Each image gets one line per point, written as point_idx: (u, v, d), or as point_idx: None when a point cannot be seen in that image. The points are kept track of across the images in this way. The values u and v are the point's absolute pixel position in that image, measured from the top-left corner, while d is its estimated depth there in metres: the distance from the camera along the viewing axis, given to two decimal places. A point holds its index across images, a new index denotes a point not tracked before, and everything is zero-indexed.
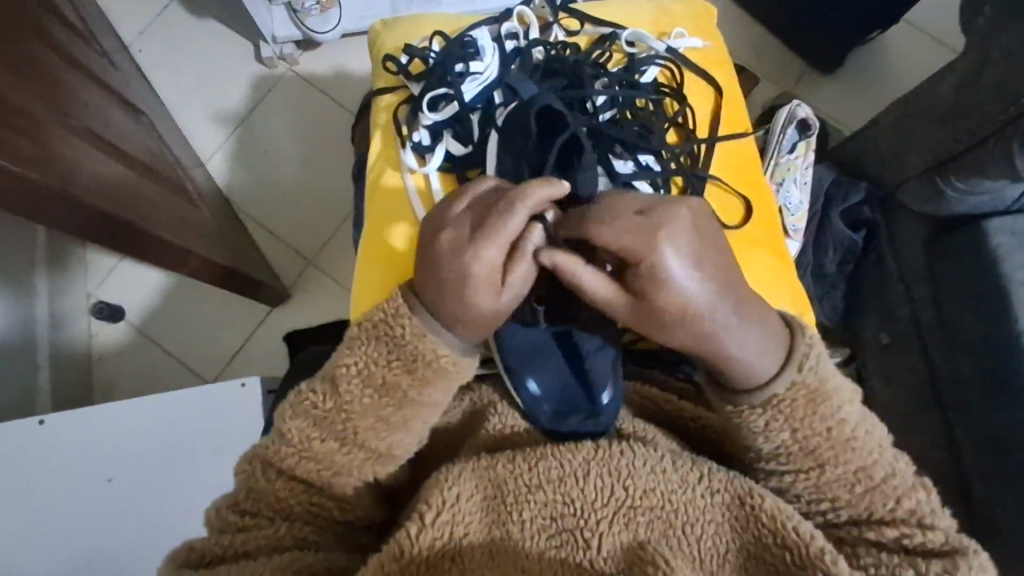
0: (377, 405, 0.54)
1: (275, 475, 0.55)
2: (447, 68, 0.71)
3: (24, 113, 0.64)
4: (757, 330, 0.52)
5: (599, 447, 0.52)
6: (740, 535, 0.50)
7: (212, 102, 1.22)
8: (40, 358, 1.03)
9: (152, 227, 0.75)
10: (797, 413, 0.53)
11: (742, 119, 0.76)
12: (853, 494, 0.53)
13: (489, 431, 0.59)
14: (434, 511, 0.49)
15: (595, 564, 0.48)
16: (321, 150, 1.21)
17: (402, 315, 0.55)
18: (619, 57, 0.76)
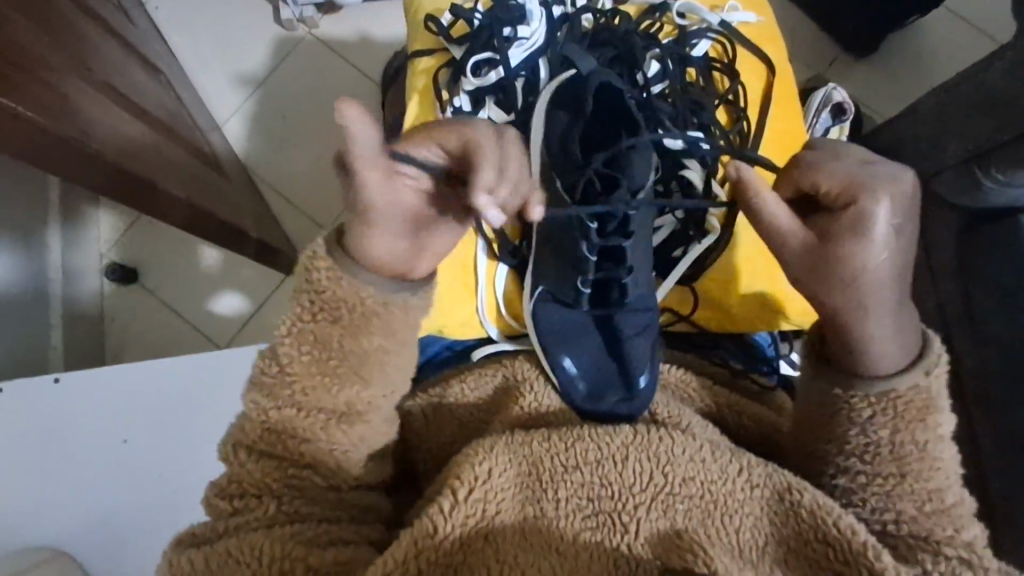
0: (320, 362, 0.52)
1: (245, 458, 0.53)
2: (494, 31, 0.71)
3: (39, 62, 0.61)
4: (905, 328, 0.53)
5: (637, 432, 0.52)
6: (778, 528, 0.50)
7: (229, 64, 1.19)
8: (51, 315, 1.02)
9: (171, 186, 0.73)
10: (908, 416, 0.53)
11: (792, 97, 0.76)
12: (921, 510, 0.52)
13: (521, 408, 0.58)
14: (468, 487, 0.48)
15: (632, 549, 0.48)
16: (345, 115, 1.19)
17: (319, 258, 0.50)
18: (669, 29, 0.76)
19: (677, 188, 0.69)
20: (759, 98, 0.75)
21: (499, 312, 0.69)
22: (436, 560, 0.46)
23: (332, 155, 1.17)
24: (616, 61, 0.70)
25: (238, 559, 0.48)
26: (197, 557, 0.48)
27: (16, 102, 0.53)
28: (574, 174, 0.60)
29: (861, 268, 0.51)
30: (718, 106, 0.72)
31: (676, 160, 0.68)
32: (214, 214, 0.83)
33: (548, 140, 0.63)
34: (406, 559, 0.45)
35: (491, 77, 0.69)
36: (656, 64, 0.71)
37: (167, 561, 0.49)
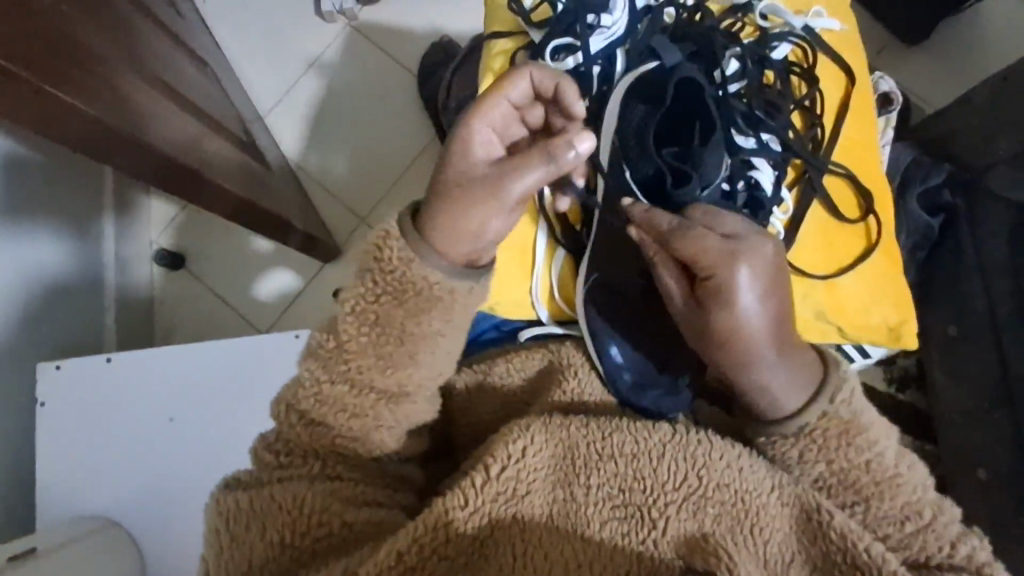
0: (376, 343, 0.53)
1: (296, 419, 0.54)
2: (578, 17, 0.69)
3: (98, 58, 0.65)
4: (791, 363, 0.54)
5: (676, 431, 0.52)
6: (806, 547, 0.50)
7: (273, 46, 1.22)
8: (107, 299, 1.08)
9: (214, 174, 0.77)
10: (829, 442, 0.56)
11: (868, 109, 0.74)
12: (903, 532, 0.55)
13: (562, 393, 0.59)
14: (501, 464, 0.49)
15: (657, 546, 0.48)
16: (408, 100, 1.20)
17: (392, 237, 0.52)
18: (750, 30, 0.74)
19: (744, 186, 0.66)
20: (838, 107, 0.73)
21: (552, 296, 0.68)
22: (463, 534, 0.47)
23: (386, 143, 1.19)
24: (694, 57, 0.69)
25: (279, 504, 0.50)
26: (242, 499, 0.51)
27: (78, 105, 0.57)
28: (646, 168, 0.62)
29: (733, 330, 0.53)
30: (794, 111, 0.71)
31: (743, 160, 0.66)
32: (258, 201, 0.87)
33: (623, 130, 0.63)
34: (435, 526, 0.47)
35: (568, 62, 0.69)
36: (735, 63, 0.69)
37: (216, 500, 0.51)
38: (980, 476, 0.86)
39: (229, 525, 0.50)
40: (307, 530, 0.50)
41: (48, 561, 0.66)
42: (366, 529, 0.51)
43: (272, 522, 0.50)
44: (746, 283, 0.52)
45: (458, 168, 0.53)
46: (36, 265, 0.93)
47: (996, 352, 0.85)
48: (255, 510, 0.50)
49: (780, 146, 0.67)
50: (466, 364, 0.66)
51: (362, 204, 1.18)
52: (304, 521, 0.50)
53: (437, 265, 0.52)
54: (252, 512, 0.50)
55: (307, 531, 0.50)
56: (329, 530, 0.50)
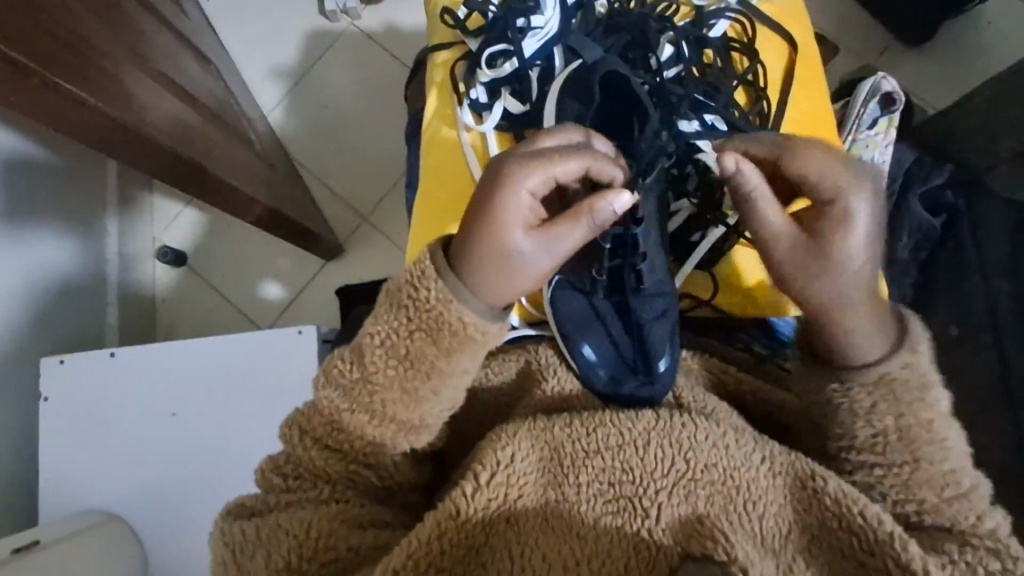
0: (403, 377, 0.52)
1: (310, 444, 0.54)
2: (508, 23, 0.71)
3: (102, 52, 0.65)
4: (872, 318, 0.53)
5: (660, 417, 0.52)
6: (801, 515, 0.50)
7: (274, 45, 1.23)
8: (109, 296, 1.09)
9: (216, 167, 0.77)
10: (906, 398, 0.52)
11: (817, 75, 0.75)
12: (941, 496, 0.51)
13: (544, 391, 0.59)
14: (490, 471, 0.49)
15: (653, 534, 0.48)
16: (381, 80, 1.21)
17: (427, 278, 0.52)
18: (686, 11, 0.76)
19: (695, 167, 0.68)
20: (784, 78, 0.74)
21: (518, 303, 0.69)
22: (464, 532, 0.48)
23: (364, 127, 1.20)
24: (630, 48, 0.71)
25: (286, 530, 0.50)
26: (250, 530, 0.51)
27: (81, 98, 0.57)
28: None
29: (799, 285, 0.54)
30: (737, 87, 0.71)
31: (689, 144, 0.67)
32: (260, 197, 0.87)
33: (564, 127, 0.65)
34: (430, 540, 0.47)
35: (506, 68, 0.70)
36: (670, 48, 0.71)
37: (220, 531, 0.51)
38: (981, 476, 0.86)
39: (236, 555, 0.50)
40: (313, 555, 0.50)
41: (44, 557, 0.66)
42: (369, 554, 0.51)
43: (276, 548, 0.49)
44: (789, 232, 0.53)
45: (498, 236, 0.51)
46: (39, 261, 0.93)
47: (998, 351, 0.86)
48: (262, 539, 0.50)
49: (728, 126, 0.68)
50: None
51: (364, 200, 1.19)
52: (310, 546, 0.50)
53: (476, 309, 0.52)
54: (258, 540, 0.50)
55: (313, 555, 0.49)
56: (337, 554, 0.50)
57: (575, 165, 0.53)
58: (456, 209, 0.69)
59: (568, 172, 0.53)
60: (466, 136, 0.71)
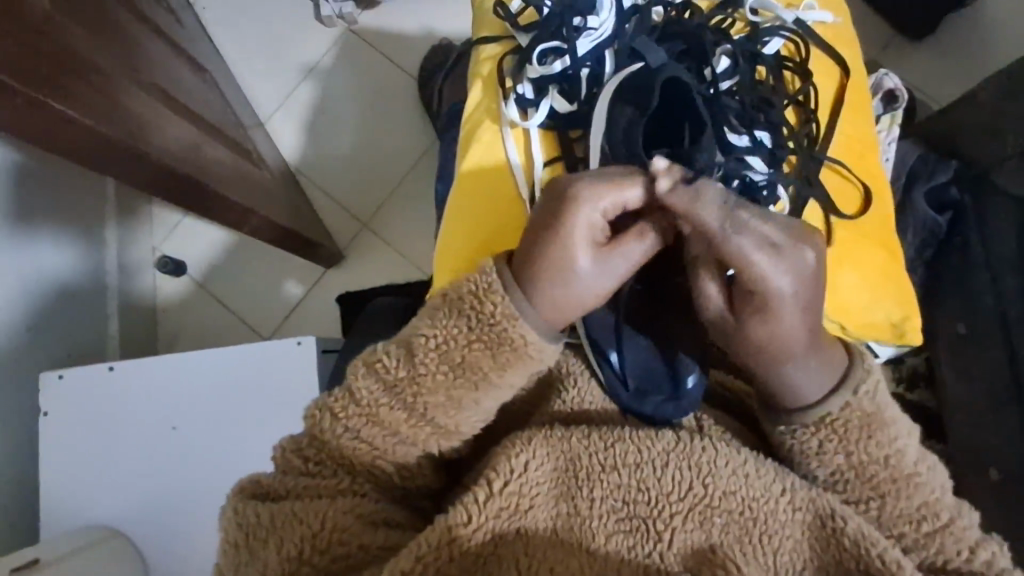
0: (450, 383, 0.51)
1: (341, 431, 0.52)
2: (564, 21, 0.69)
3: (94, 67, 0.65)
4: (818, 360, 0.50)
5: (680, 439, 0.51)
6: (818, 554, 0.49)
7: (271, 51, 1.22)
8: (110, 307, 1.08)
9: (212, 180, 0.76)
10: (852, 437, 0.51)
11: (864, 101, 0.74)
12: (920, 532, 0.51)
13: (562, 403, 0.58)
14: (502, 480, 0.48)
15: (663, 559, 0.48)
16: (401, 96, 1.20)
17: (494, 291, 0.50)
18: (740, 26, 0.73)
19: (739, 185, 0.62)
20: (834, 97, 0.72)
21: None
22: (468, 549, 0.47)
23: (382, 146, 1.19)
24: (683, 57, 0.68)
25: (300, 519, 0.49)
26: (266, 513, 0.50)
27: (72, 115, 0.56)
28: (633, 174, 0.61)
29: (756, 339, 0.50)
30: (787, 106, 0.69)
31: (738, 158, 0.62)
32: (258, 207, 0.86)
33: (610, 132, 0.62)
34: (440, 544, 0.46)
35: (556, 66, 0.67)
36: (727, 59, 0.67)
37: (235, 511, 0.50)
38: (990, 477, 0.85)
39: (250, 539, 0.49)
40: (326, 547, 0.49)
41: None
42: (379, 554, 0.50)
43: (288, 536, 0.49)
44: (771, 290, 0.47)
45: (570, 252, 0.49)
46: (38, 274, 0.93)
47: (1006, 353, 0.84)
48: (276, 524, 0.49)
49: (777, 143, 0.65)
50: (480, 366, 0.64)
51: (365, 206, 1.18)
52: (324, 538, 0.49)
53: (536, 328, 0.51)
54: (274, 526, 0.49)
55: (327, 549, 0.49)
56: (348, 551, 0.49)
57: (643, 183, 0.51)
58: (494, 204, 0.67)
59: (635, 190, 0.50)
60: (509, 131, 0.68)
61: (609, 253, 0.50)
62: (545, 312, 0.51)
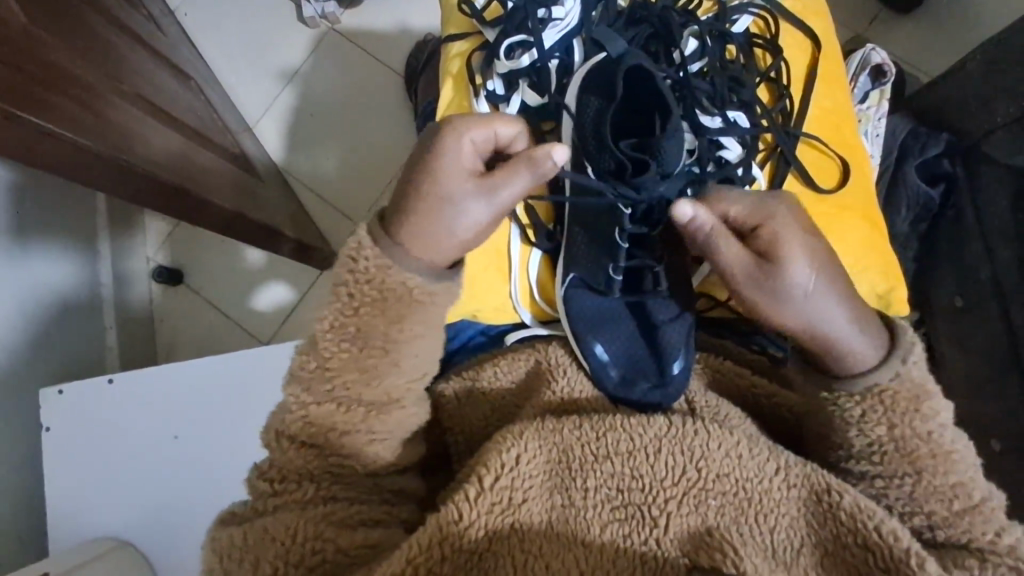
0: (359, 356, 0.52)
1: (288, 443, 0.53)
2: (529, 13, 0.67)
3: (75, 82, 0.64)
4: (870, 330, 0.53)
5: (672, 424, 0.51)
6: (816, 531, 0.49)
7: (255, 56, 1.21)
8: (107, 319, 1.08)
9: (200, 188, 0.76)
10: (899, 408, 0.51)
11: (838, 72, 0.73)
12: (951, 510, 0.51)
13: (552, 393, 0.57)
14: (494, 475, 0.48)
15: (661, 545, 0.48)
16: (379, 93, 1.20)
17: (365, 246, 0.51)
18: (708, 5, 0.72)
19: (715, 167, 0.65)
20: (806, 70, 0.72)
21: (533, 297, 0.66)
22: (462, 547, 0.46)
23: (368, 144, 1.19)
24: (651, 42, 0.68)
25: (273, 536, 0.49)
26: (237, 537, 0.49)
27: (55, 133, 0.56)
28: (607, 163, 0.60)
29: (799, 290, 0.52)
30: (760, 84, 0.69)
31: (710, 140, 0.64)
32: (250, 214, 0.86)
33: (581, 124, 0.61)
34: (431, 544, 0.45)
35: (523, 61, 0.66)
36: (695, 42, 0.68)
37: (210, 540, 0.50)
38: (992, 448, 0.85)
39: (223, 561, 0.49)
40: (300, 560, 0.48)
41: None
42: (360, 553, 0.49)
43: (265, 554, 0.48)
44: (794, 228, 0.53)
45: (440, 183, 0.52)
46: (36, 292, 0.92)
47: (1003, 323, 0.84)
48: (251, 543, 0.49)
49: (752, 123, 0.66)
50: (453, 373, 0.64)
51: (356, 206, 1.18)
52: (298, 551, 0.48)
53: (414, 269, 0.51)
54: (246, 545, 0.48)
55: (300, 561, 0.48)
56: (323, 558, 0.48)
57: (503, 123, 0.55)
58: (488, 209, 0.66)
59: (496, 127, 0.54)
60: None
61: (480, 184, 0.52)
62: (416, 254, 0.52)
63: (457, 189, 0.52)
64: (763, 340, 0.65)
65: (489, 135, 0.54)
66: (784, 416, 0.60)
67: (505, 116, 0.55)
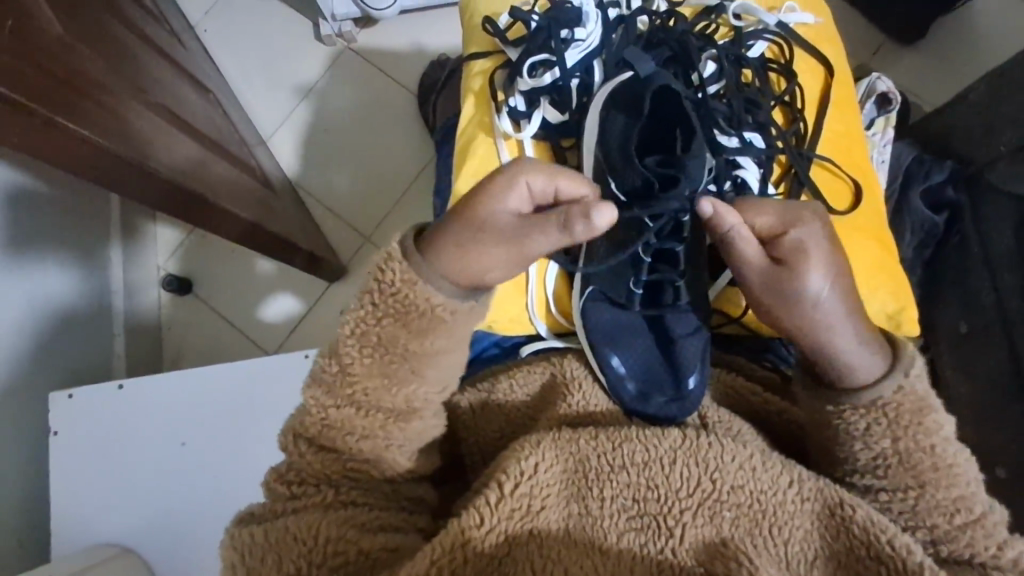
0: (380, 363, 0.53)
1: (306, 448, 0.54)
2: (551, 32, 0.69)
3: (102, 90, 0.66)
4: (873, 344, 0.53)
5: (686, 436, 0.52)
6: (830, 543, 0.49)
7: (273, 71, 1.23)
8: (115, 326, 1.09)
9: (218, 197, 0.77)
10: (903, 421, 0.52)
11: (850, 98, 0.75)
12: (952, 524, 0.51)
13: (568, 406, 0.58)
14: (513, 481, 0.48)
15: (676, 554, 0.48)
16: (394, 110, 1.22)
17: (394, 258, 0.53)
18: (724, 31, 0.74)
19: (731, 186, 0.66)
20: (820, 95, 0.74)
21: (549, 310, 0.67)
22: (482, 551, 0.47)
23: (382, 159, 1.21)
24: (670, 63, 0.69)
25: (294, 536, 0.49)
26: (257, 537, 0.49)
27: (85, 138, 0.58)
28: (633, 180, 0.60)
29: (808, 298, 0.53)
30: (775, 107, 0.71)
31: (727, 159, 0.66)
32: (264, 224, 0.87)
33: (604, 140, 0.63)
34: (453, 547, 0.46)
35: (545, 79, 0.68)
36: (712, 65, 0.70)
37: (229, 538, 0.50)
38: (998, 475, 0.85)
39: (245, 559, 0.49)
40: (323, 560, 0.48)
41: None
42: (383, 555, 0.49)
43: (287, 555, 0.48)
44: (815, 239, 0.54)
45: (485, 217, 0.53)
46: (46, 295, 0.93)
47: (1007, 349, 0.85)
48: (271, 543, 0.49)
49: (768, 143, 0.68)
50: (469, 384, 0.64)
51: (367, 220, 1.19)
52: (320, 551, 0.48)
53: (442, 290, 0.53)
54: (268, 544, 0.49)
55: (323, 561, 0.48)
56: (347, 558, 0.49)
57: (567, 180, 0.55)
58: None
59: (555, 181, 0.54)
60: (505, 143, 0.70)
61: (520, 228, 0.53)
62: (444, 277, 0.53)
63: (499, 226, 0.53)
64: (776, 353, 0.68)
65: (546, 187, 0.54)
66: (795, 432, 0.61)
67: (573, 175, 0.55)
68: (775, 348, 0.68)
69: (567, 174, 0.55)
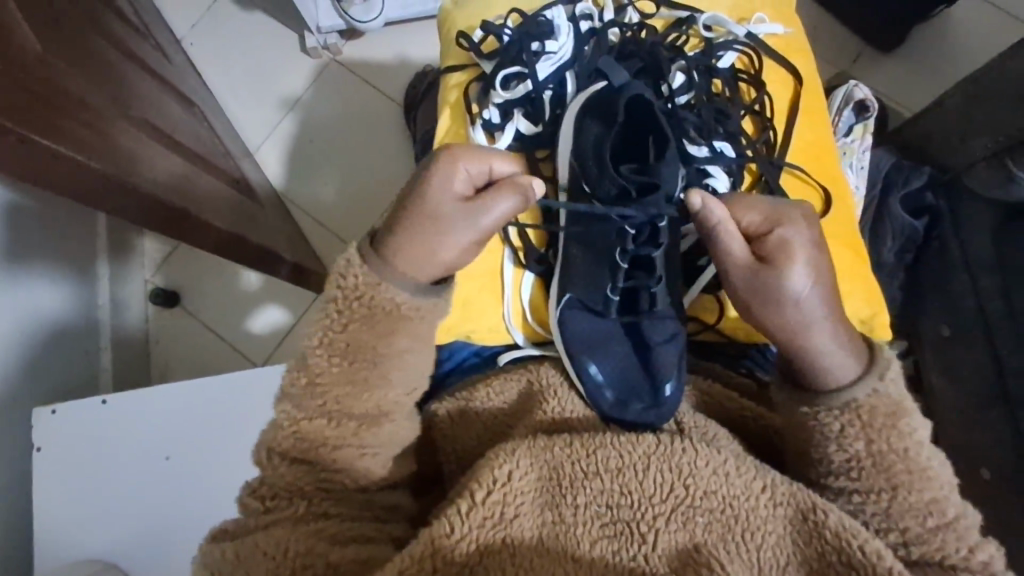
0: (348, 371, 0.54)
1: (279, 461, 0.54)
2: (523, 46, 0.71)
3: (84, 106, 0.66)
4: (852, 347, 0.55)
5: (661, 441, 0.52)
6: (801, 548, 0.49)
7: (258, 84, 1.24)
8: (103, 341, 1.09)
9: (201, 210, 0.78)
10: (878, 424, 0.52)
11: (820, 106, 0.76)
12: (924, 527, 0.51)
13: (544, 413, 0.58)
14: (486, 489, 0.49)
15: (649, 561, 0.48)
16: (376, 121, 1.23)
17: (354, 265, 0.53)
18: (695, 42, 0.75)
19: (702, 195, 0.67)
20: (789, 104, 0.75)
21: (526, 319, 0.68)
22: (454, 560, 0.47)
23: (365, 170, 1.22)
24: (642, 74, 0.70)
25: (264, 551, 0.49)
26: (227, 555, 0.49)
27: (63, 155, 0.58)
28: (608, 188, 0.60)
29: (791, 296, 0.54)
30: (744, 117, 0.72)
31: (698, 169, 0.67)
32: (249, 236, 0.87)
33: (577, 150, 0.63)
34: (423, 555, 0.46)
35: (519, 90, 0.69)
36: (682, 76, 0.71)
37: (202, 554, 0.50)
38: (982, 475, 0.86)
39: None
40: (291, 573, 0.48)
41: None
42: (351, 568, 0.49)
43: (255, 569, 0.48)
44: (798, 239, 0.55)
45: (435, 207, 0.55)
46: (32, 311, 0.93)
47: (987, 351, 0.86)
48: (242, 560, 0.48)
49: (739, 153, 0.69)
50: (448, 394, 0.65)
51: (352, 231, 1.19)
52: (290, 564, 0.48)
53: (406, 287, 0.54)
54: (238, 559, 0.48)
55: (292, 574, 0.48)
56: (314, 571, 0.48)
57: (497, 159, 0.58)
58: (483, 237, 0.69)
59: (489, 163, 0.58)
60: None
61: (473, 211, 0.55)
62: (408, 272, 0.54)
63: (452, 212, 0.55)
64: (752, 361, 0.68)
65: (482, 169, 0.57)
66: (772, 438, 0.61)
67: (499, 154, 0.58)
68: (751, 356, 0.68)
69: (494, 153, 0.58)
